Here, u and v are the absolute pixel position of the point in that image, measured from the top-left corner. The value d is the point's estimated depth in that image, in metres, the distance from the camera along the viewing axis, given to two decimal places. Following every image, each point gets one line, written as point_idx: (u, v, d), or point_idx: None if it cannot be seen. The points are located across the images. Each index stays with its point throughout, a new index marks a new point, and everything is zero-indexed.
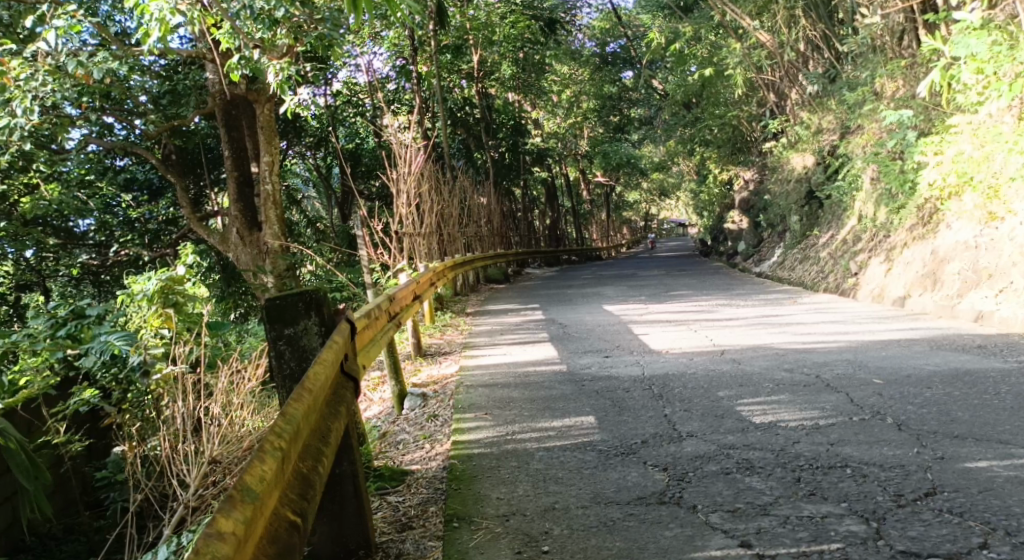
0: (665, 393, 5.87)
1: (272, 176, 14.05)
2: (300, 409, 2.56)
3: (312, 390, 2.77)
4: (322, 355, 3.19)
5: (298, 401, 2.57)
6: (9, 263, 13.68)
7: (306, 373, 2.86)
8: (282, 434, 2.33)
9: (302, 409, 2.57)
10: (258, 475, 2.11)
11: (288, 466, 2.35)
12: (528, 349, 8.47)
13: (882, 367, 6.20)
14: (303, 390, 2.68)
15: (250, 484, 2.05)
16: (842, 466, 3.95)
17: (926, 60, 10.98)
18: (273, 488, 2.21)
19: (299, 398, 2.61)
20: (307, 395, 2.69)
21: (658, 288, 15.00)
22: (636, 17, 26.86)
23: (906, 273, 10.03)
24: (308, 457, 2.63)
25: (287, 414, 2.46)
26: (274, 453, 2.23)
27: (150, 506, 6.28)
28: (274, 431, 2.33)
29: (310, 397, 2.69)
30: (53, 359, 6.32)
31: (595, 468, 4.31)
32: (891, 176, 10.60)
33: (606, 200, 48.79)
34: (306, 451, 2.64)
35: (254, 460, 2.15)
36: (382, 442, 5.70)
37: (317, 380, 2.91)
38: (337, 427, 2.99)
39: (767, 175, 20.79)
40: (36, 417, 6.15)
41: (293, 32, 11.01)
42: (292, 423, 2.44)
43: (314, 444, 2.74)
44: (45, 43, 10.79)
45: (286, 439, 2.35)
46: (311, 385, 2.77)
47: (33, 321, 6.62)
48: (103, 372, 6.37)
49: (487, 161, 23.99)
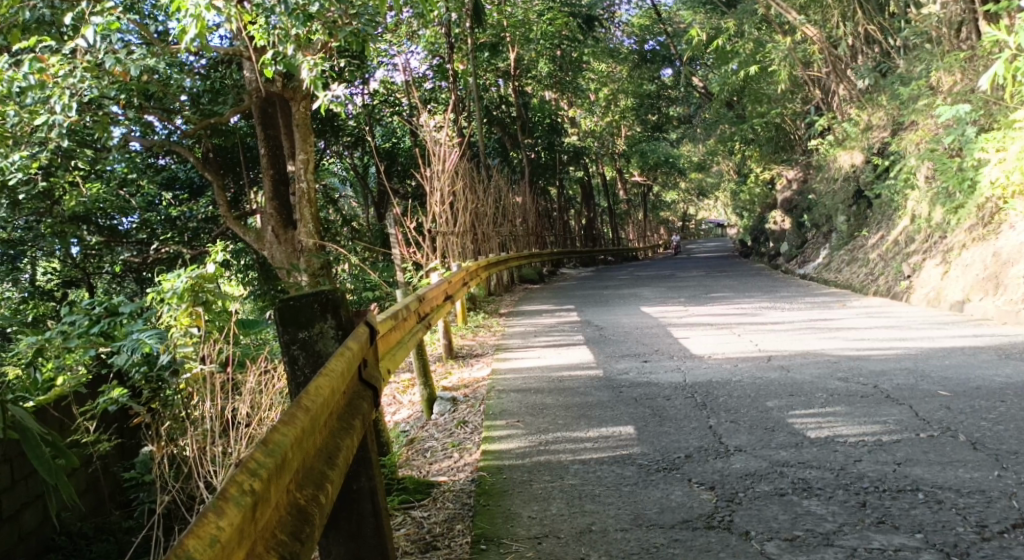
0: (709, 403, 5.50)
1: (308, 174, 13.91)
2: (289, 434, 2.21)
3: (311, 407, 2.44)
4: (334, 364, 2.88)
5: (287, 425, 2.22)
6: (56, 260, 13.82)
7: (307, 388, 2.53)
8: (260, 468, 1.95)
9: (292, 434, 2.21)
10: (212, 534, 1.66)
11: (267, 511, 1.97)
12: (563, 352, 8.14)
13: (947, 377, 5.78)
14: (297, 409, 2.35)
15: (199, 551, 1.61)
16: (913, 489, 3.58)
17: (987, 52, 10.50)
18: (242, 540, 1.80)
19: (291, 421, 2.27)
20: (302, 414, 2.35)
21: (698, 289, 14.63)
22: (676, 14, 26.39)
23: (964, 276, 9.56)
24: (306, 486, 2.31)
25: (271, 444, 2.09)
26: (243, 497, 1.83)
27: (177, 509, 6.07)
28: (248, 466, 1.94)
29: (305, 418, 2.35)
30: (85, 357, 6.06)
31: (636, 485, 3.96)
32: (949, 174, 10.11)
33: (643, 200, 48.32)
34: (305, 478, 2.33)
35: (211, 512, 1.72)
36: (410, 450, 5.40)
37: (322, 392, 2.59)
38: (348, 446, 2.69)
39: (813, 174, 20.29)
40: (66, 416, 5.86)
41: (328, 28, 10.71)
42: (275, 456, 2.06)
43: (315, 469, 2.43)
44: (84, 40, 10.53)
45: (265, 476, 1.97)
46: (311, 401, 2.46)
47: (67, 319, 6.43)
48: (136, 369, 6.17)
49: (524, 159, 23.69)
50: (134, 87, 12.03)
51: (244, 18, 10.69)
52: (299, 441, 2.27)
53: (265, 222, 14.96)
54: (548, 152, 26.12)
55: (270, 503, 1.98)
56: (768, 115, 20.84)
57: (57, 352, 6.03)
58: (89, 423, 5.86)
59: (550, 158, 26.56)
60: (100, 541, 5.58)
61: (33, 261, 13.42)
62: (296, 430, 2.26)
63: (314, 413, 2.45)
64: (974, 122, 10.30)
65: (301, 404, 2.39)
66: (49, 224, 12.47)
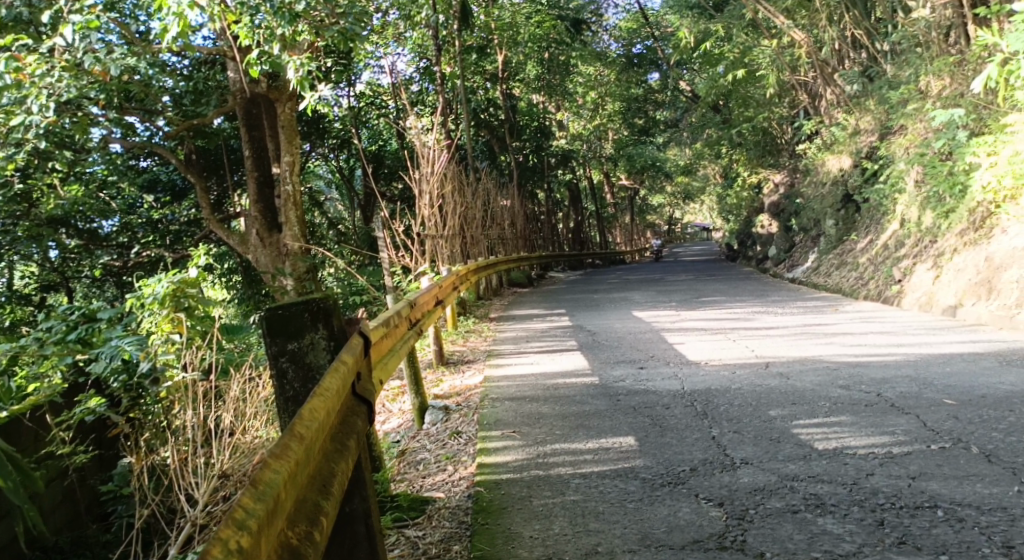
0: (710, 411, 5.34)
1: (293, 176, 13.66)
2: (281, 471, 2.03)
3: (306, 433, 2.27)
4: (329, 382, 2.71)
5: (280, 460, 2.06)
6: (34, 265, 13.47)
7: (300, 411, 2.36)
8: (248, 520, 1.78)
9: (284, 469, 2.04)
10: None
11: None
12: (556, 358, 7.96)
13: (951, 385, 5.65)
14: (291, 438, 2.18)
15: None
16: (931, 506, 3.45)
17: (977, 57, 10.44)
18: None
19: (284, 454, 2.10)
20: (296, 444, 2.18)
21: (688, 293, 14.47)
22: (663, 17, 26.32)
23: (957, 280, 9.46)
24: (298, 523, 2.14)
25: (261, 485, 1.92)
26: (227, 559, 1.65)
27: (156, 522, 5.88)
28: (234, 518, 1.77)
29: (299, 449, 2.18)
30: (62, 364, 5.83)
31: (640, 502, 3.79)
32: (940, 178, 10.03)
33: (630, 205, 48.23)
34: (297, 514, 2.16)
35: None
36: (401, 462, 5.22)
37: (317, 414, 2.43)
38: (343, 470, 2.52)
39: (801, 178, 20.23)
40: (42, 427, 5.63)
41: (314, 28, 10.52)
42: (266, 500, 1.89)
43: (308, 500, 2.26)
44: (62, 39, 10.27)
45: (254, 528, 1.80)
46: (306, 427, 2.29)
47: (43, 325, 6.21)
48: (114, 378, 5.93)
49: (512, 162, 23.51)
50: (114, 87, 11.78)
51: (228, 16, 10.44)
52: (292, 477, 2.10)
53: (249, 224, 14.70)
54: (535, 155, 25.98)
55: (260, 555, 1.81)
56: (755, 119, 20.76)
57: (33, 358, 5.84)
58: (65, 434, 5.64)
59: (538, 161, 26.39)
60: (78, 556, 5.38)
61: (10, 265, 12.75)
62: (289, 464, 2.08)
63: (309, 440, 2.28)
64: (964, 125, 10.24)
65: (294, 431, 2.23)
66: (26, 227, 12.19)
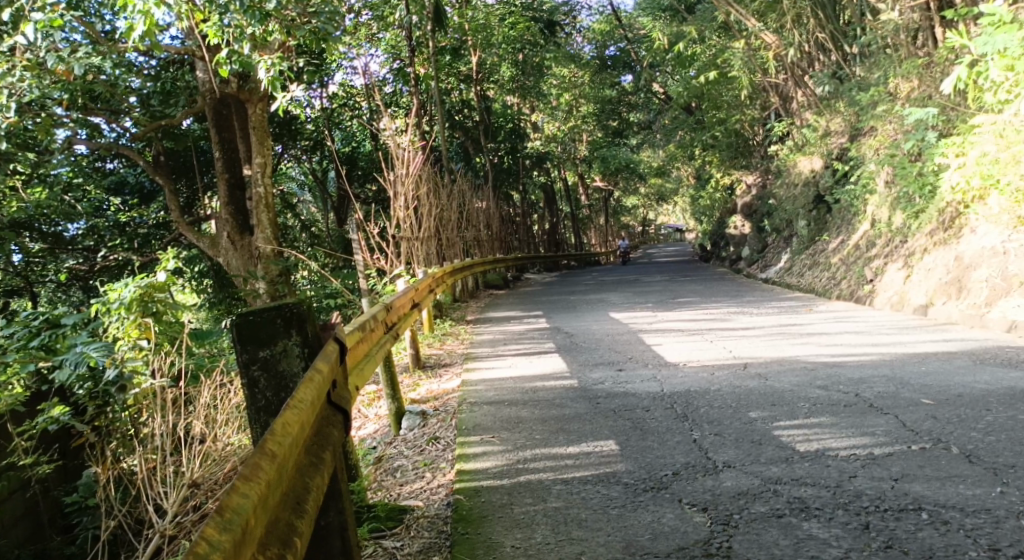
0: (689, 414, 5.30)
1: (264, 178, 13.49)
2: (250, 494, 1.96)
3: (277, 451, 2.19)
4: (304, 393, 2.63)
5: (249, 482, 1.98)
6: None
7: (272, 426, 2.27)
8: (213, 554, 1.71)
9: (253, 494, 1.96)
10: None
11: None
12: (533, 361, 7.89)
13: (928, 384, 5.64)
14: (260, 456, 2.11)
15: None
16: (916, 509, 3.43)
17: (945, 58, 10.50)
18: None
19: (254, 475, 2.02)
20: (266, 463, 2.10)
21: (663, 294, 14.46)
22: (635, 20, 26.37)
23: (927, 280, 9.51)
24: (270, 546, 2.06)
25: (225, 516, 1.84)
26: None
27: (124, 534, 5.76)
28: (198, 554, 1.69)
29: (270, 468, 2.10)
30: (24, 372, 5.70)
31: (623, 508, 3.76)
32: (909, 178, 10.10)
33: (605, 206, 48.25)
34: (269, 538, 2.09)
35: None
36: (377, 469, 5.13)
37: (290, 427, 2.35)
38: (318, 486, 2.45)
39: (773, 179, 20.34)
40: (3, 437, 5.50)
41: (285, 27, 10.40)
42: (232, 530, 1.82)
43: (281, 519, 2.19)
44: (23, 38, 10.08)
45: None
46: (277, 443, 2.20)
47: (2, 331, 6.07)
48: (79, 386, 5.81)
49: (486, 164, 23.41)
50: (77, 87, 11.57)
51: (197, 15, 10.31)
52: (263, 499, 2.03)
53: (220, 227, 14.50)
54: (510, 156, 25.91)
55: None
56: (727, 120, 20.84)
57: None
58: (26, 445, 5.51)
59: (512, 163, 26.31)
60: None
61: None
62: (259, 486, 2.01)
63: (280, 458, 2.20)
64: (933, 126, 10.29)
65: (265, 448, 2.15)
66: None
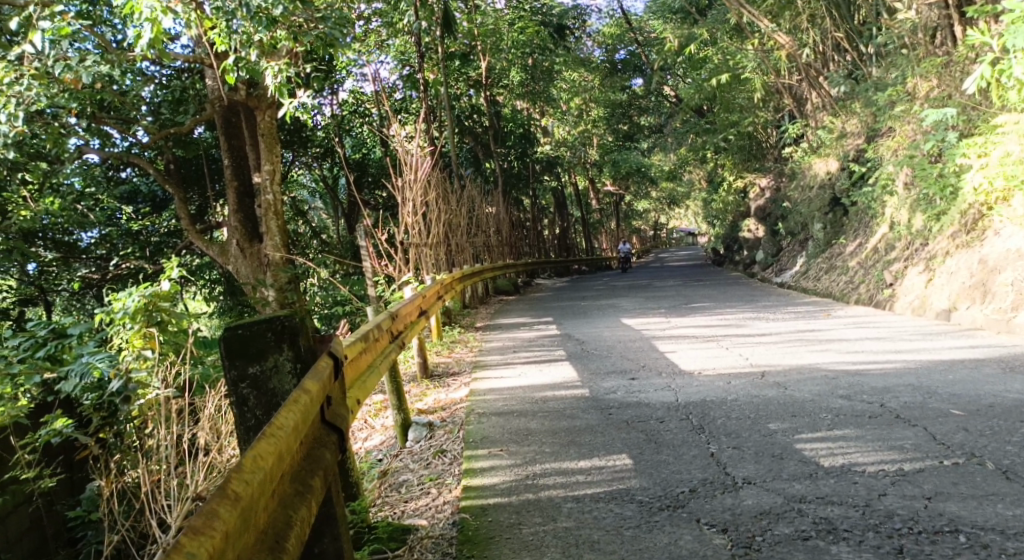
0: (706, 425, 5.08)
1: (274, 185, 13.30)
2: (201, 551, 1.76)
3: (242, 491, 1.99)
4: (287, 416, 2.43)
5: (201, 534, 1.78)
6: (14, 279, 13.11)
7: (239, 461, 2.08)
8: None
9: (204, 550, 1.76)
10: None
11: None
12: (544, 370, 7.68)
13: (957, 394, 5.41)
14: (219, 501, 1.91)
15: None
16: (952, 531, 3.25)
17: (966, 57, 10.25)
18: None
19: (209, 525, 1.82)
20: (225, 509, 1.90)
21: (677, 299, 14.23)
22: (646, 23, 26.14)
23: (949, 284, 9.26)
24: None
25: None
26: None
27: (128, 548, 5.58)
28: None
29: (230, 513, 1.91)
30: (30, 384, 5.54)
31: (638, 528, 3.55)
32: (930, 180, 9.84)
33: (615, 210, 48.00)
34: None
35: None
36: (382, 484, 4.92)
37: (262, 461, 2.15)
38: (299, 523, 2.26)
39: (787, 181, 20.09)
40: (7, 450, 5.34)
41: (293, 33, 10.21)
42: None
43: None
44: (32, 47, 10.00)
45: None
46: (242, 483, 2.00)
47: (10, 340, 5.98)
48: (87, 396, 5.64)
49: (496, 169, 23.23)
50: (85, 96, 11.43)
51: (203, 22, 10.14)
52: (220, 553, 1.83)
53: (229, 235, 14.31)
54: (519, 161, 25.72)
55: None
56: (740, 124, 20.56)
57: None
58: (30, 457, 5.36)
59: (522, 168, 26.12)
60: None
61: None
62: (214, 539, 1.81)
63: (245, 499, 2.00)
64: (954, 126, 10.03)
65: (226, 490, 1.95)
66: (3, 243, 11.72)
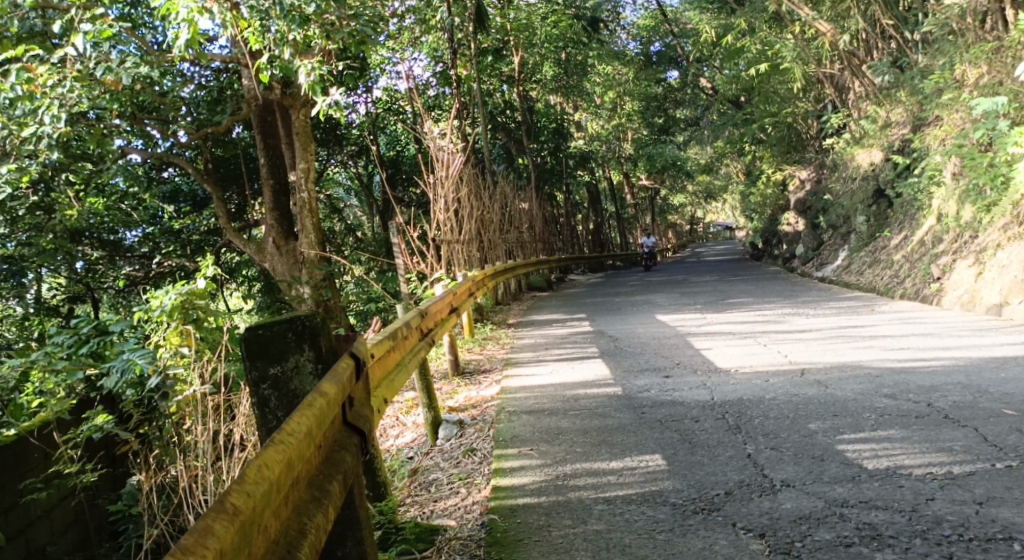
0: (743, 425, 4.92)
1: (309, 184, 13.33)
2: None
3: (242, 506, 1.90)
4: (300, 422, 2.34)
5: (192, 552, 1.68)
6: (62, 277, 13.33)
7: (241, 474, 1.98)
8: None
9: None
10: None
11: None
12: (577, 367, 7.56)
13: (1009, 392, 5.19)
14: (215, 516, 1.81)
15: None
16: (1006, 539, 3.08)
17: (1017, 42, 9.88)
18: None
19: (202, 543, 1.72)
20: (222, 524, 1.81)
21: (715, 294, 13.99)
22: (682, 14, 25.77)
23: (1001, 277, 8.93)
24: None
25: None
26: None
27: (167, 543, 5.56)
28: None
29: (226, 531, 1.80)
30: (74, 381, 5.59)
31: (672, 532, 3.42)
32: (980, 170, 9.52)
33: (650, 205, 47.55)
34: None
35: None
36: (412, 483, 4.84)
37: (268, 470, 2.06)
38: (307, 533, 2.16)
39: (829, 172, 19.70)
40: (50, 445, 5.35)
41: (325, 31, 10.15)
42: None
43: None
44: (74, 49, 10.04)
45: None
46: (242, 497, 1.91)
47: (54, 339, 6.06)
48: (128, 391, 5.69)
49: (530, 164, 23.10)
50: (125, 96, 11.46)
51: (238, 22, 10.07)
52: None
53: (266, 233, 14.34)
54: (553, 156, 25.51)
55: None
56: (779, 115, 20.18)
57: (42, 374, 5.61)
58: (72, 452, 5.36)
59: (556, 163, 25.90)
60: None
61: (38, 278, 12.49)
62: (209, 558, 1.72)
63: (246, 514, 1.90)
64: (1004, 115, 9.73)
65: (224, 505, 1.86)
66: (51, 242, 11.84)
